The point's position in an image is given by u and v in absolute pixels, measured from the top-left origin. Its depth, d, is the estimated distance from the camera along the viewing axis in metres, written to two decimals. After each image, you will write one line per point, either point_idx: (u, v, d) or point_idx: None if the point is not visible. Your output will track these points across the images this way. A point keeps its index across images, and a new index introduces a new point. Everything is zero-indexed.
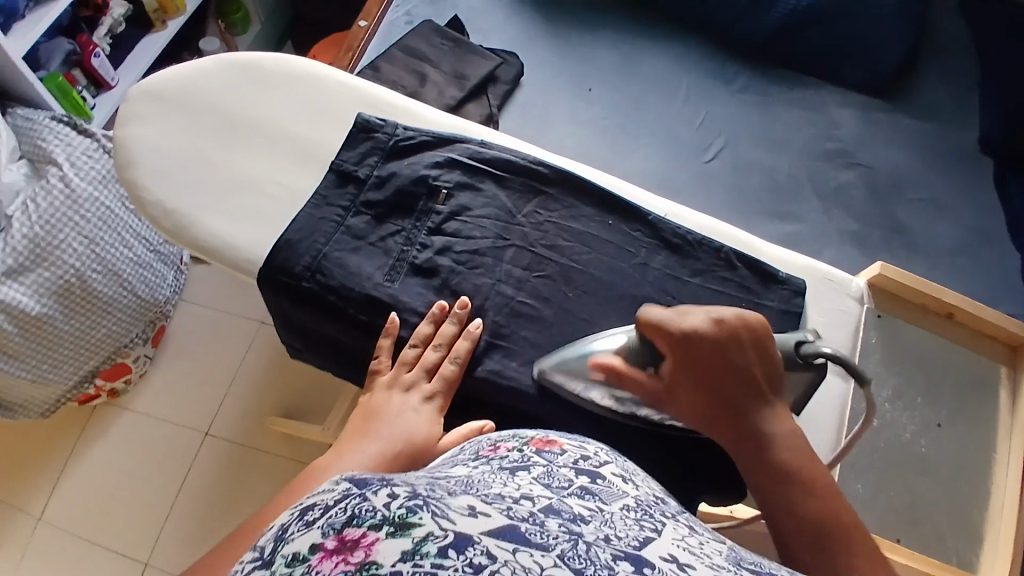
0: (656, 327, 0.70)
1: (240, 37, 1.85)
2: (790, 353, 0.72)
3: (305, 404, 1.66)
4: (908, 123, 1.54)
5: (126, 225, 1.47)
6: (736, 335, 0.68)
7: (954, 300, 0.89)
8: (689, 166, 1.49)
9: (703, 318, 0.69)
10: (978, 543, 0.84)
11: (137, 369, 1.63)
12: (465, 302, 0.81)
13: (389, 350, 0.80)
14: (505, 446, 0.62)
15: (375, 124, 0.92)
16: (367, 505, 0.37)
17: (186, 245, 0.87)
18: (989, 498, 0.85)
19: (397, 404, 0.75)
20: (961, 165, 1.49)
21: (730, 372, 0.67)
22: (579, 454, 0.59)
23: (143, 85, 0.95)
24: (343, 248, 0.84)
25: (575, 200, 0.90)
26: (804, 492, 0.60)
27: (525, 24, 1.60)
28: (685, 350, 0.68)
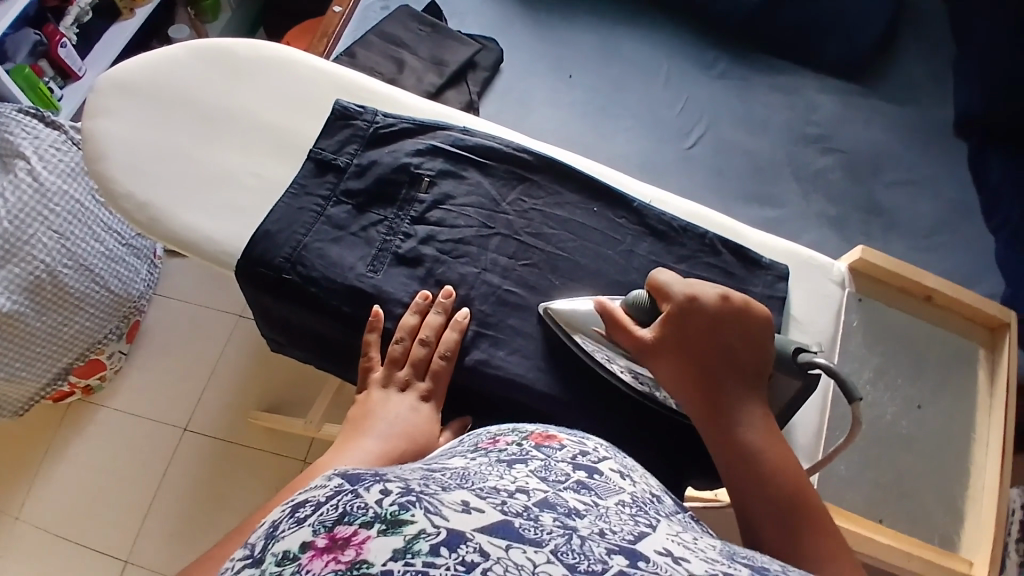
0: (663, 291, 0.73)
1: (211, 25, 1.80)
2: (786, 357, 0.73)
3: (286, 398, 1.64)
4: (884, 107, 1.55)
5: (97, 220, 1.44)
6: (737, 316, 0.70)
7: (932, 283, 0.90)
8: (670, 152, 1.48)
9: (712, 292, 0.72)
10: (961, 521, 0.85)
11: (112, 366, 1.60)
12: (450, 292, 0.80)
13: (377, 345, 0.79)
14: (504, 440, 0.61)
15: (353, 110, 0.90)
16: (359, 502, 0.37)
17: (162, 239, 0.85)
18: (969, 477, 0.86)
19: (391, 402, 0.74)
20: (937, 147, 1.51)
21: (722, 347, 0.68)
22: (578, 449, 0.58)
23: (112, 75, 0.93)
24: (324, 239, 0.82)
25: (560, 187, 0.89)
26: (774, 474, 0.62)
27: (503, 9, 1.58)
28: (685, 317, 0.70)
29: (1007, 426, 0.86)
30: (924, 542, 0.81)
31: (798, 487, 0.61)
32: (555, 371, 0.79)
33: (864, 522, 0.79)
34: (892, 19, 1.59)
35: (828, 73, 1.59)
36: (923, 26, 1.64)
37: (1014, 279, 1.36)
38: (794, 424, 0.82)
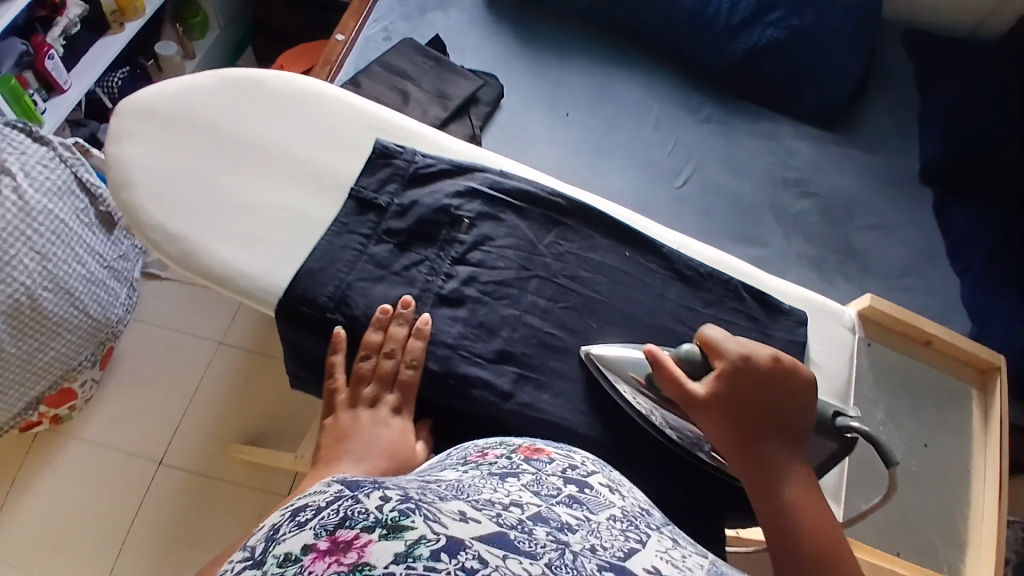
0: (715, 346, 0.76)
1: (198, 42, 1.78)
2: (828, 421, 0.76)
3: (272, 430, 1.59)
4: (857, 154, 1.65)
5: (80, 239, 1.38)
6: (788, 375, 0.74)
7: (932, 327, 0.96)
8: (662, 192, 1.53)
9: (764, 353, 0.75)
10: (963, 552, 0.91)
11: (83, 395, 1.52)
12: (409, 302, 0.80)
13: (341, 366, 0.78)
14: (492, 453, 0.66)
15: (393, 150, 0.90)
16: (360, 508, 0.40)
17: (191, 274, 0.82)
18: (969, 511, 0.93)
19: (364, 422, 0.73)
20: (906, 195, 1.61)
21: (768, 404, 0.72)
22: (567, 463, 0.63)
23: (136, 101, 0.90)
24: (367, 278, 0.82)
25: (592, 231, 0.91)
26: (812, 527, 0.65)
27: (503, 45, 1.61)
28: (738, 374, 0.73)
29: (1000, 462, 0.93)
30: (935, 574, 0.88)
31: (832, 540, 0.65)
32: (596, 414, 0.81)
33: (882, 555, 0.85)
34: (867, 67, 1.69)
35: (804, 121, 1.69)
36: (895, 78, 1.74)
37: (980, 320, 1.46)
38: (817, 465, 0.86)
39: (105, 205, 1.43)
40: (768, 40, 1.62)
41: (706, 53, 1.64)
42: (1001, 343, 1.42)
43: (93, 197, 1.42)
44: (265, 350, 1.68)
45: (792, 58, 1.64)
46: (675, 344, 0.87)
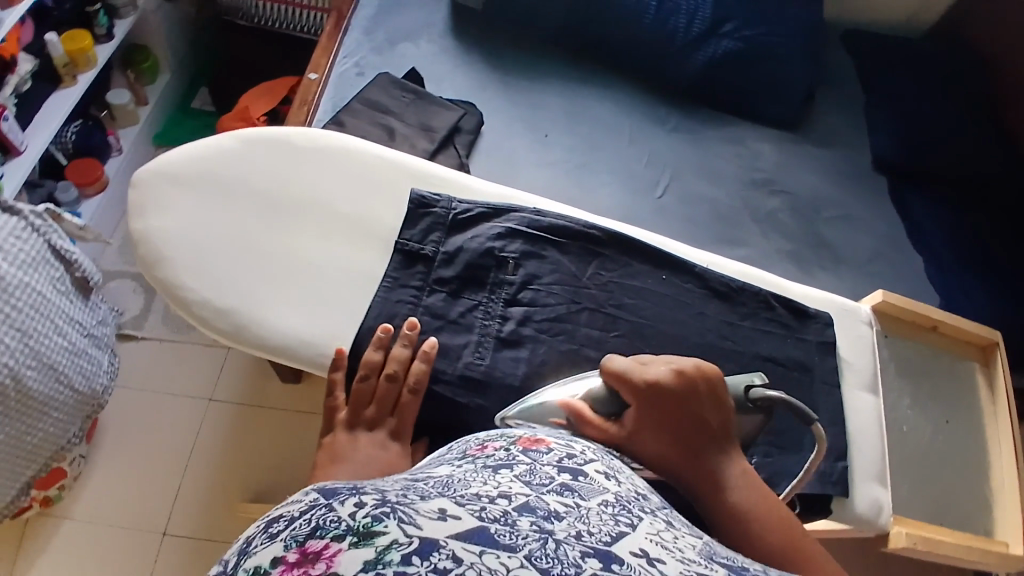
0: (621, 378, 0.74)
1: (150, 87, 1.75)
2: (740, 397, 0.78)
3: (275, 486, 1.50)
4: (817, 151, 1.70)
5: (58, 310, 1.27)
6: (696, 384, 0.72)
7: (939, 314, 1.04)
8: (645, 202, 1.54)
9: (664, 369, 0.73)
10: (991, 514, 1.00)
11: (72, 472, 1.44)
12: (414, 323, 0.83)
13: (341, 384, 0.81)
14: (492, 445, 0.65)
15: (430, 198, 0.91)
16: (332, 516, 0.38)
17: (247, 347, 0.82)
18: (990, 475, 1.02)
19: (360, 443, 0.76)
20: (862, 184, 1.66)
21: (691, 420, 0.70)
22: (565, 453, 0.62)
23: (158, 169, 0.88)
24: (429, 330, 0.84)
25: (628, 258, 0.94)
26: (767, 527, 0.65)
27: (477, 75, 1.62)
28: (651, 398, 0.71)
29: (1013, 429, 1.02)
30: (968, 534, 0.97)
31: (791, 532, 0.64)
32: None
33: (928, 526, 0.94)
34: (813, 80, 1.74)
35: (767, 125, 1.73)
36: (838, 82, 1.83)
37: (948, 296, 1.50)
38: (864, 455, 0.93)
39: (81, 270, 1.32)
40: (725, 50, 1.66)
41: (670, 68, 1.68)
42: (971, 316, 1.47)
43: (68, 263, 1.30)
44: (257, 400, 1.59)
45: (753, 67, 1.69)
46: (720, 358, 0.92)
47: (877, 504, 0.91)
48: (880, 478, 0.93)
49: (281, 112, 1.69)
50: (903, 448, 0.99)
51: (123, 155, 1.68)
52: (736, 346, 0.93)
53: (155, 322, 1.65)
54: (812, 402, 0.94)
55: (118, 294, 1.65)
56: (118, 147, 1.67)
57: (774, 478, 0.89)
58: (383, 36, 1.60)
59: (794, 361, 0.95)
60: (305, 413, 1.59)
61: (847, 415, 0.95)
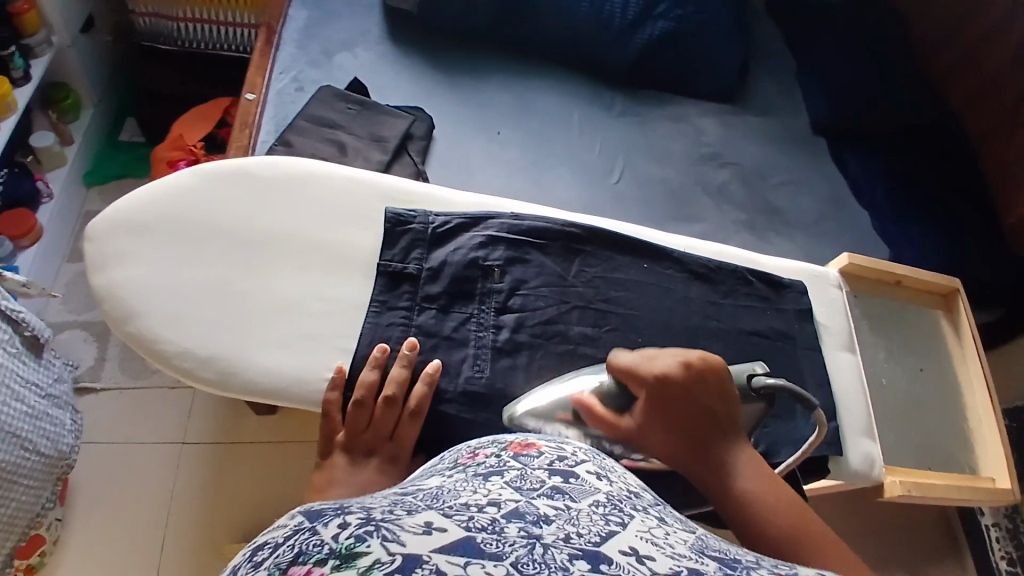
0: (630, 373, 0.73)
1: (74, 124, 1.66)
2: (744, 386, 0.80)
3: (266, 520, 1.45)
4: (751, 120, 1.62)
5: (14, 374, 1.20)
6: (704, 376, 0.69)
7: (902, 270, 1.09)
8: (600, 191, 1.46)
9: (672, 360, 0.70)
10: (972, 450, 1.07)
11: (50, 536, 1.37)
12: (414, 344, 0.84)
13: (337, 403, 0.82)
14: (482, 453, 0.62)
15: (406, 216, 0.91)
16: (315, 540, 0.38)
17: (242, 391, 0.81)
18: (967, 414, 1.08)
19: (358, 470, 0.80)
20: (800, 149, 1.58)
21: (699, 412, 0.68)
22: (556, 455, 0.58)
23: (119, 216, 0.85)
24: (427, 350, 0.85)
25: (609, 252, 0.95)
26: (776, 513, 0.62)
27: (415, 80, 1.53)
28: (658, 396, 0.69)
29: (982, 366, 1.08)
30: (956, 474, 1.03)
31: (800, 519, 0.62)
32: None
33: (919, 472, 1.00)
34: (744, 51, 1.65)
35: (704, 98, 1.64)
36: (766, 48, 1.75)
37: (894, 245, 1.45)
38: (852, 412, 0.97)
39: (30, 329, 1.21)
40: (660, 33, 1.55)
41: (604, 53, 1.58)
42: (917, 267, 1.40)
43: (15, 323, 1.20)
44: (234, 438, 1.53)
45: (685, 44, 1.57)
46: (709, 338, 0.94)
47: (870, 457, 0.95)
48: (867, 431, 0.97)
49: (218, 136, 1.63)
50: (886, 400, 1.05)
51: (54, 200, 1.59)
52: (721, 324, 0.95)
53: (112, 371, 1.57)
54: (798, 369, 0.96)
55: (69, 346, 1.57)
56: (48, 194, 1.58)
57: (775, 447, 0.91)
58: (317, 47, 1.53)
59: (776, 331, 0.97)
60: (287, 443, 1.53)
61: (831, 376, 0.99)
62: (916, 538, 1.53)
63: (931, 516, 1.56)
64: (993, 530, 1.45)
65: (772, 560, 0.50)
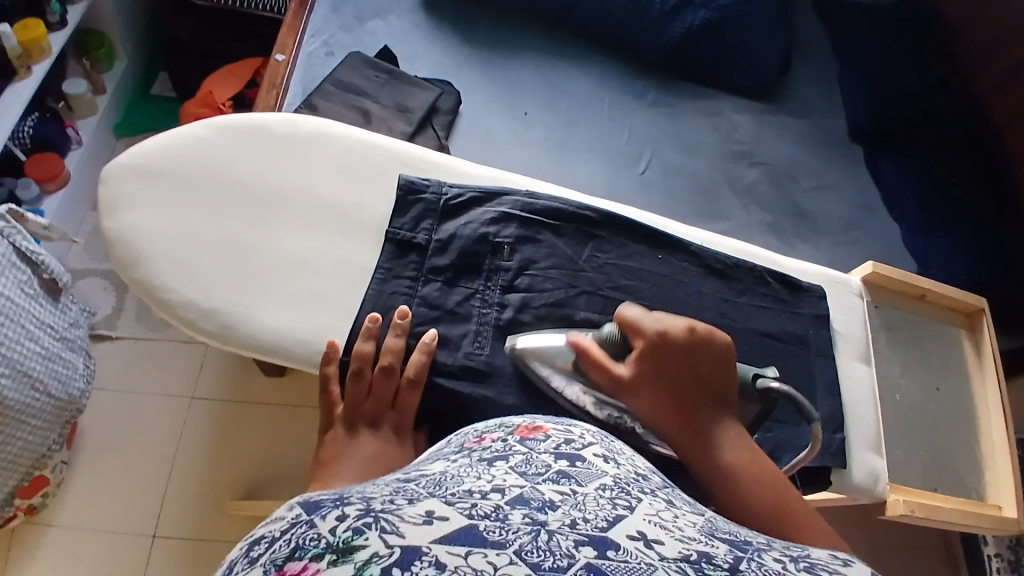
0: (634, 326, 0.74)
1: (107, 75, 1.68)
2: (747, 383, 0.78)
3: (263, 480, 1.46)
4: (788, 123, 1.54)
5: (30, 315, 1.20)
6: (705, 345, 0.72)
7: (927, 283, 1.06)
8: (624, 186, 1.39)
9: (679, 325, 0.73)
10: (984, 474, 1.04)
11: (55, 478, 1.38)
12: (405, 311, 0.83)
13: (336, 377, 0.81)
14: (490, 437, 0.58)
15: (420, 184, 0.91)
16: (311, 534, 0.37)
17: (238, 347, 0.81)
18: (982, 438, 1.05)
19: (362, 440, 0.77)
20: (840, 153, 1.51)
21: (693, 373, 0.70)
22: (564, 438, 0.55)
23: (131, 162, 0.85)
24: (425, 321, 0.84)
25: (623, 239, 0.94)
26: (755, 481, 0.64)
27: (448, 50, 1.50)
28: (658, 351, 0.71)
29: (1000, 391, 1.04)
30: (964, 500, 1.00)
31: (778, 491, 0.64)
32: None
33: (925, 494, 0.97)
34: (788, 46, 1.58)
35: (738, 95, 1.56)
36: (812, 43, 1.66)
37: (923, 261, 1.37)
38: (862, 425, 0.94)
39: (49, 271, 1.23)
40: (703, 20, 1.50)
41: (642, 38, 1.53)
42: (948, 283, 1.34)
43: (35, 265, 1.22)
44: (240, 396, 1.54)
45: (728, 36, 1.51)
46: (719, 335, 0.92)
47: (874, 474, 0.92)
48: (874, 446, 0.94)
49: (247, 96, 1.63)
50: (899, 416, 1.02)
51: (83, 147, 1.60)
52: (734, 323, 0.93)
53: (128, 321, 1.58)
54: (809, 376, 0.94)
55: (87, 293, 1.58)
56: (78, 140, 1.59)
57: (777, 451, 0.88)
58: (350, 13, 1.51)
59: (790, 335, 0.95)
60: (290, 407, 1.54)
61: (843, 386, 0.96)
62: (918, 559, 1.49)
63: (934, 537, 1.52)
64: (995, 561, 1.41)
65: (783, 542, 0.47)
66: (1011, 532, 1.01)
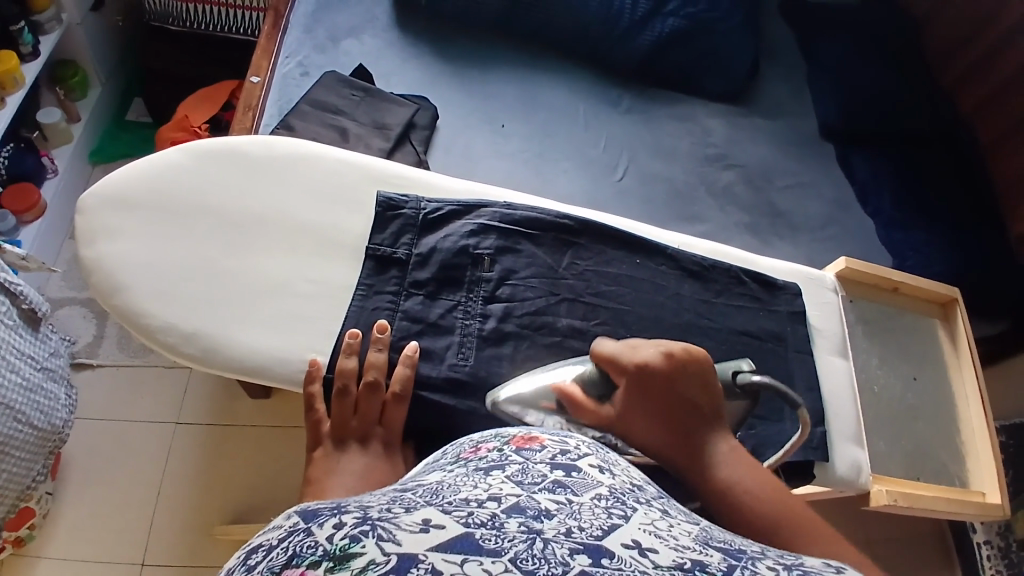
0: (612, 361, 0.74)
1: (81, 102, 1.67)
2: (728, 383, 0.79)
3: (255, 502, 1.46)
4: (760, 123, 1.57)
5: (11, 347, 1.19)
6: (685, 368, 0.70)
7: (900, 277, 1.08)
8: (602, 187, 1.42)
9: (654, 351, 0.72)
10: (966, 462, 1.06)
11: (41, 510, 1.37)
12: (384, 326, 0.84)
13: (321, 396, 0.82)
14: (486, 447, 0.59)
15: (397, 201, 0.92)
16: (309, 542, 0.37)
17: (221, 370, 0.81)
18: (962, 426, 1.07)
19: (350, 457, 0.78)
20: (813, 152, 1.53)
21: (679, 400, 0.68)
22: (559, 448, 0.55)
23: (105, 190, 0.86)
24: (408, 334, 0.85)
25: (601, 245, 0.95)
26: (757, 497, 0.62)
27: (423, 66, 1.52)
28: (637, 383, 0.71)
29: (978, 379, 1.07)
30: (948, 487, 1.02)
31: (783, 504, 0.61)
32: None
33: (907, 483, 0.99)
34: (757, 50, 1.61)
35: (712, 99, 1.59)
36: (780, 46, 1.69)
37: (898, 253, 1.40)
38: (841, 418, 0.96)
39: (28, 302, 1.21)
40: (672, 28, 1.52)
41: (613, 48, 1.55)
42: (922, 274, 1.37)
43: (13, 296, 1.19)
44: (227, 419, 1.53)
45: (694, 40, 1.54)
46: (699, 336, 0.93)
47: (857, 464, 0.94)
48: (855, 437, 0.96)
49: (223, 119, 1.63)
50: (880, 407, 1.04)
51: (59, 176, 1.60)
52: (713, 324, 0.95)
53: (110, 348, 1.57)
54: (788, 372, 0.95)
55: (68, 322, 1.57)
56: (53, 169, 1.58)
57: (761, 448, 0.90)
58: (324, 32, 1.51)
59: (768, 333, 0.96)
60: (280, 428, 1.53)
61: (823, 380, 0.98)
62: (908, 549, 1.52)
63: (925, 527, 1.54)
64: (984, 546, 1.43)
65: (777, 551, 0.48)
66: (996, 517, 1.02)
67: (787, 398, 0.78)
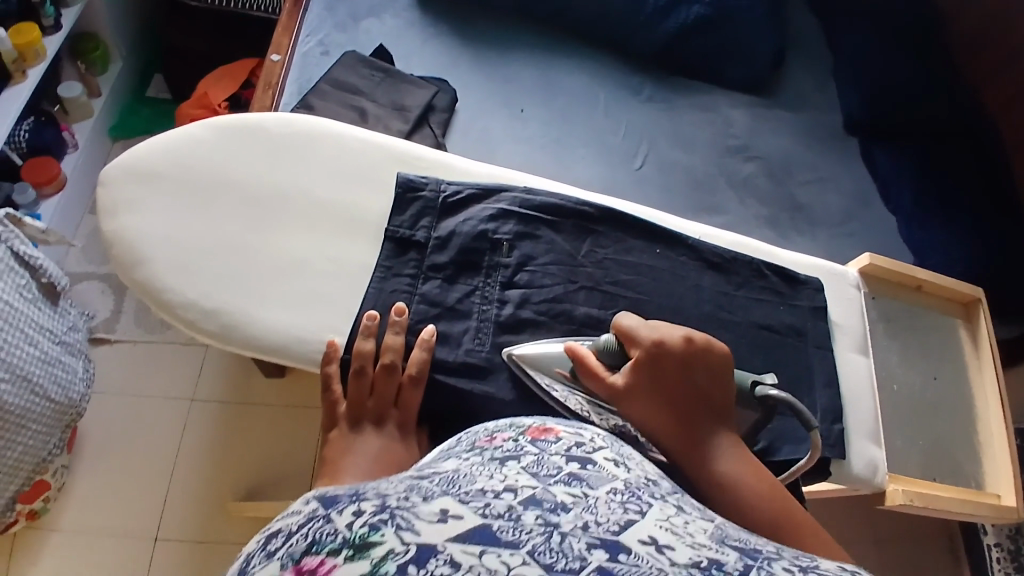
0: (630, 335, 0.74)
1: (102, 77, 1.67)
2: (745, 392, 0.78)
3: (266, 481, 1.47)
4: (784, 115, 1.54)
5: (29, 320, 1.20)
6: (702, 356, 0.71)
7: (923, 274, 1.06)
8: (621, 176, 1.40)
9: (676, 334, 0.73)
10: (983, 464, 1.05)
11: (55, 482, 1.38)
12: (402, 308, 0.83)
13: (337, 377, 0.81)
14: (501, 437, 0.58)
15: (418, 183, 0.91)
16: (328, 528, 0.37)
17: (238, 348, 0.81)
18: (980, 428, 1.06)
19: (365, 439, 0.77)
20: (837, 146, 1.51)
21: (690, 389, 0.69)
22: (575, 440, 0.55)
23: (126, 165, 0.86)
24: (425, 318, 0.85)
25: (621, 234, 0.94)
26: (760, 500, 0.64)
27: (443, 48, 1.50)
28: (654, 360, 0.71)
29: (998, 381, 1.05)
30: (964, 489, 1.01)
31: (782, 506, 0.64)
32: None
33: (922, 483, 0.98)
34: (783, 40, 1.58)
35: (735, 89, 1.56)
36: (807, 37, 1.66)
37: (921, 251, 1.38)
38: (859, 416, 0.95)
39: (48, 275, 1.22)
40: (697, 15, 1.49)
41: (637, 34, 1.52)
42: (944, 273, 1.35)
43: (33, 269, 1.20)
44: (240, 397, 1.54)
45: (718, 28, 1.51)
46: (718, 329, 0.92)
47: (874, 463, 0.93)
48: (872, 436, 0.94)
49: (243, 97, 1.63)
50: (899, 406, 1.03)
51: (78, 151, 1.60)
52: (733, 317, 0.93)
53: (126, 324, 1.58)
54: (807, 368, 0.94)
55: (85, 295, 1.58)
56: (73, 143, 1.59)
57: (778, 444, 0.89)
58: (345, 12, 1.50)
59: (788, 327, 0.95)
60: (292, 408, 1.54)
61: (842, 377, 0.96)
62: (917, 548, 1.51)
63: (935, 528, 1.53)
64: (995, 550, 1.42)
65: (792, 550, 0.46)
66: (1012, 520, 1.01)
67: (804, 421, 0.78)
